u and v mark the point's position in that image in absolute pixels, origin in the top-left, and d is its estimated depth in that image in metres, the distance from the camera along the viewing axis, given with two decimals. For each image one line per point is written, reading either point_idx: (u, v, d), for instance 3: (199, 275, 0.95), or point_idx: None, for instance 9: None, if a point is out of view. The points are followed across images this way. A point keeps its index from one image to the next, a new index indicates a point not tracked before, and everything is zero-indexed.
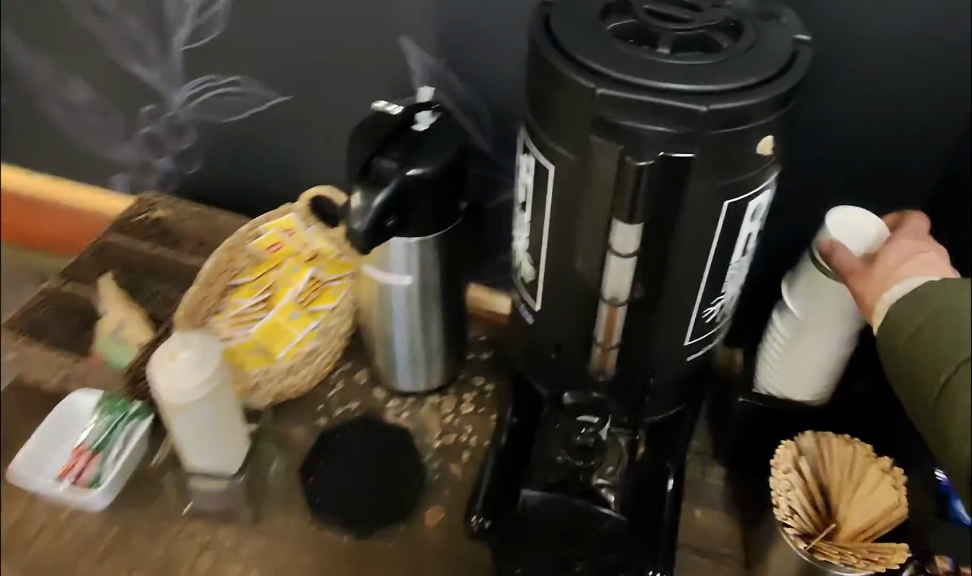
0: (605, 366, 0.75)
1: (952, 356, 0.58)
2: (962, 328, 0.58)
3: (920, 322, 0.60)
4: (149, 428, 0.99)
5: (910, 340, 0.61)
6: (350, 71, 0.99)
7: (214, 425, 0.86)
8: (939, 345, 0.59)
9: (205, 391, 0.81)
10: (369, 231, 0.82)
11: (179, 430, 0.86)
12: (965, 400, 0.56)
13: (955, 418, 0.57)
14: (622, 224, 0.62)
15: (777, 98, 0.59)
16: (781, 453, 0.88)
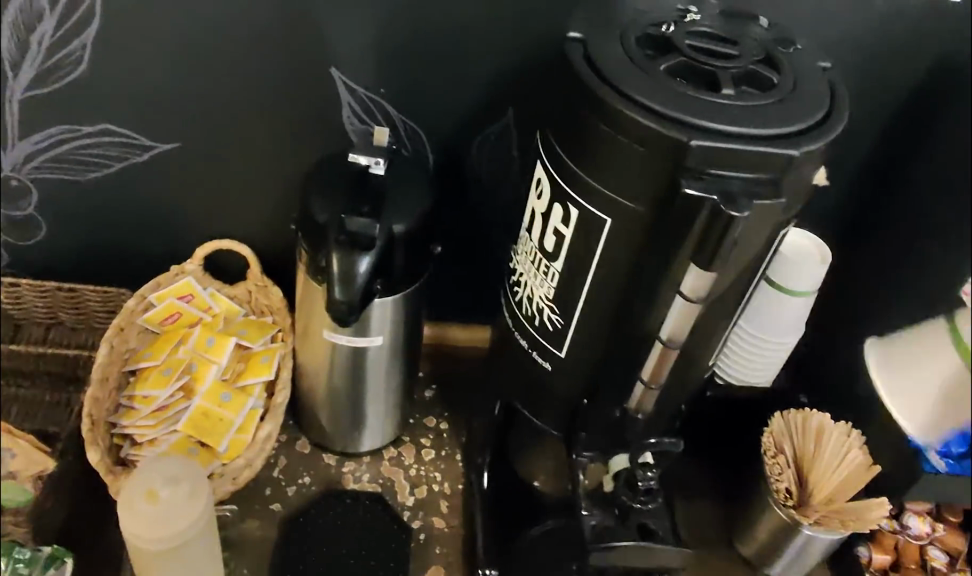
0: (645, 403, 0.73)
1: None
2: None
3: None
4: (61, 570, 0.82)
5: None
6: (258, 109, 0.85)
7: (196, 563, 0.69)
8: None
9: (193, 531, 0.65)
10: (362, 297, 0.73)
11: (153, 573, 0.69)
12: None
13: None
14: (696, 269, 0.61)
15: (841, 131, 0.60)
16: (763, 442, 0.93)
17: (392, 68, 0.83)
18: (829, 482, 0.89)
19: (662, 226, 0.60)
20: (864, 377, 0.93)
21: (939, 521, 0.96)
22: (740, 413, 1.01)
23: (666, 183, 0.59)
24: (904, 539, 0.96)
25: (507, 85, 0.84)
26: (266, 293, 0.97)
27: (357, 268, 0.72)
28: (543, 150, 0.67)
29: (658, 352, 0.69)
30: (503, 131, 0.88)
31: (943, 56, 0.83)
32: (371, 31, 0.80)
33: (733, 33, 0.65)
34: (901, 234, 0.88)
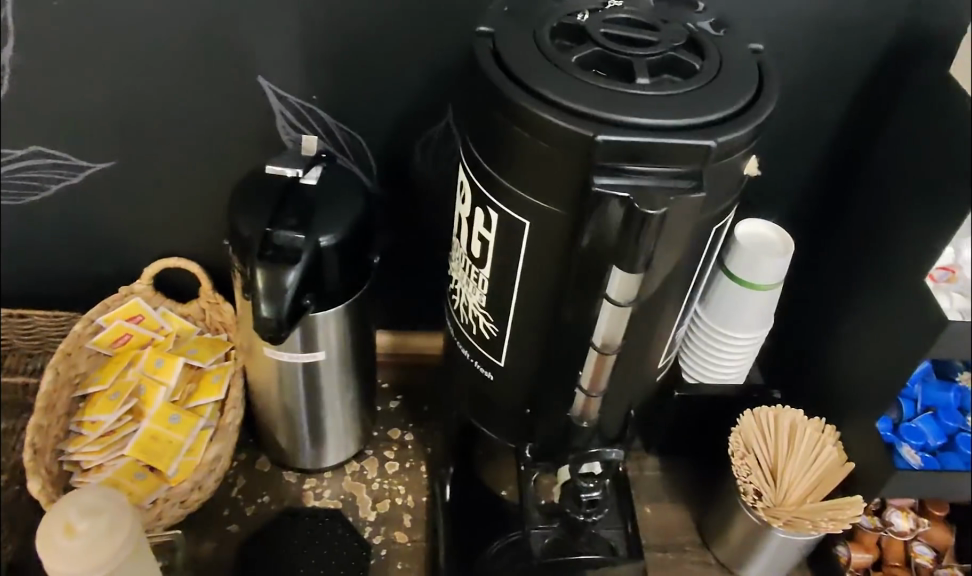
0: (589, 412, 0.70)
1: None
2: None
3: None
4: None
5: None
6: (191, 122, 0.83)
7: None
8: None
9: (112, 567, 0.64)
10: (289, 314, 0.70)
11: None
12: None
13: None
14: (620, 272, 0.57)
15: (768, 117, 0.56)
16: (731, 442, 0.89)
17: (320, 73, 0.80)
18: (802, 481, 0.87)
19: (580, 227, 0.57)
20: (836, 370, 0.89)
21: (923, 517, 0.93)
22: (711, 412, 0.97)
23: (579, 183, 0.55)
24: (887, 536, 0.92)
25: (442, 85, 0.81)
26: (218, 310, 0.96)
27: (284, 282, 0.69)
28: (464, 152, 0.64)
29: (596, 359, 0.65)
30: (445, 132, 0.85)
31: (909, 29, 0.78)
32: (296, 37, 0.77)
33: (649, 18, 0.60)
34: (865, 220, 0.84)
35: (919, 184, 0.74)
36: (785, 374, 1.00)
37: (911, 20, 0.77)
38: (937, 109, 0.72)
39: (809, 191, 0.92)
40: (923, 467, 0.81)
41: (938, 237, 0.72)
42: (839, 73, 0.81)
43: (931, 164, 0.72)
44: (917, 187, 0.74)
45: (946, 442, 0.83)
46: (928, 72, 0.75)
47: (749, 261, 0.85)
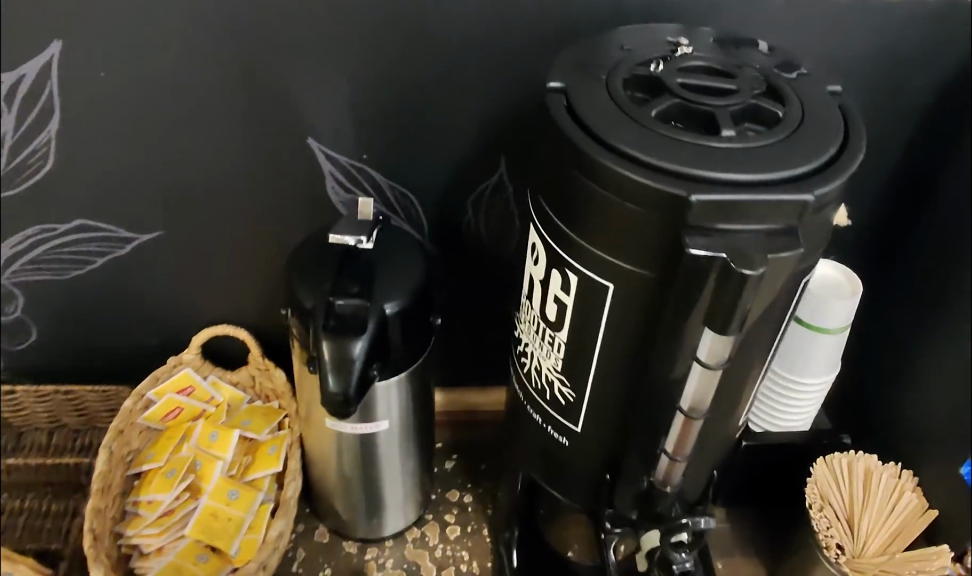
0: (671, 476, 0.67)
1: None
2: None
3: None
4: None
5: None
6: (242, 192, 0.82)
7: None
8: None
9: None
10: (356, 387, 0.68)
11: None
12: None
13: None
14: (711, 332, 0.55)
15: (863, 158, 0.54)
16: (807, 493, 0.85)
17: (370, 134, 0.79)
18: (882, 530, 0.84)
19: (669, 289, 0.55)
20: (914, 413, 0.86)
21: None
22: (782, 461, 0.94)
23: (669, 246, 0.53)
24: None
25: (495, 141, 0.80)
26: (270, 377, 0.94)
27: (351, 354, 0.67)
28: (536, 212, 0.62)
29: (680, 422, 0.63)
30: (497, 187, 0.84)
31: None
32: (350, 102, 0.76)
33: (726, 66, 0.58)
34: (940, 256, 0.82)
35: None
36: (853, 416, 0.97)
37: None
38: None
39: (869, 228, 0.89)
40: None
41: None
42: (899, 108, 0.79)
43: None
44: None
45: None
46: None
47: (815, 309, 0.83)
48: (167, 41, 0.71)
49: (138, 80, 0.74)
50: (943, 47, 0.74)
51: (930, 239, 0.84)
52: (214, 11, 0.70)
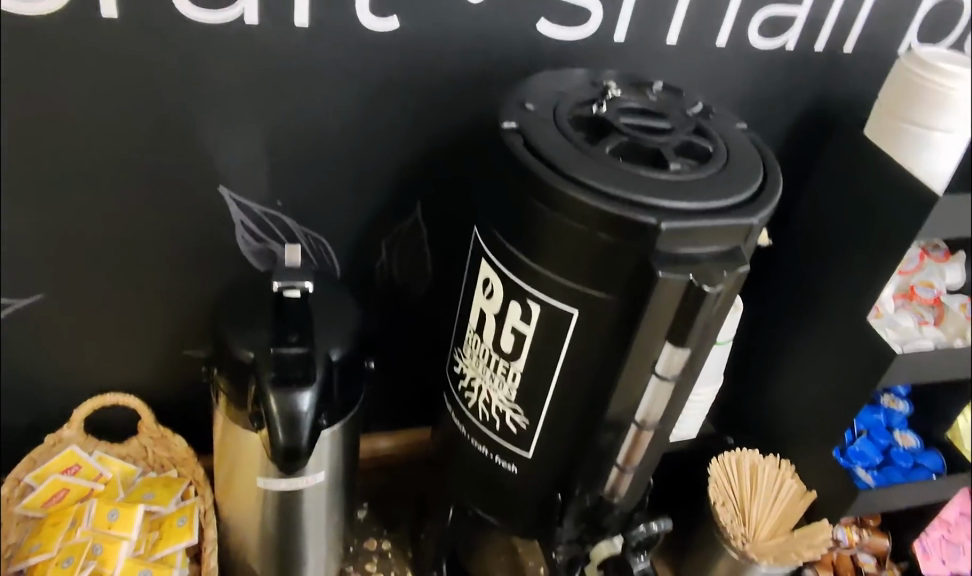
0: (619, 488, 0.71)
1: None
2: None
3: None
4: None
5: None
6: (144, 244, 0.77)
7: None
8: None
9: None
10: (309, 437, 0.65)
11: None
12: None
13: None
14: (671, 346, 0.60)
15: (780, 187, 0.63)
16: (709, 494, 0.94)
17: (291, 178, 0.77)
18: (770, 517, 0.94)
19: (631, 311, 0.59)
20: (787, 407, 0.98)
21: (863, 528, 1.02)
22: (681, 466, 1.03)
23: (633, 272, 0.58)
24: (838, 552, 1.00)
25: (416, 182, 0.81)
26: (167, 444, 0.87)
27: (301, 406, 0.64)
28: (488, 246, 0.65)
29: (631, 435, 0.67)
30: (413, 229, 0.85)
31: (814, 102, 0.90)
32: (272, 149, 0.74)
33: (657, 107, 0.67)
34: (804, 271, 0.95)
35: (860, 238, 0.86)
36: (730, 418, 1.07)
37: (819, 94, 0.89)
38: (868, 171, 0.85)
39: None
40: (875, 484, 0.91)
41: (883, 275, 0.83)
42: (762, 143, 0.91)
43: (879, 213, 0.83)
44: (857, 237, 0.86)
45: (882, 458, 0.96)
46: (845, 139, 0.88)
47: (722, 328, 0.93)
48: (72, 89, 0.65)
49: (34, 129, 0.67)
50: (798, 88, 0.88)
51: (790, 255, 0.97)
52: (132, 58, 0.65)
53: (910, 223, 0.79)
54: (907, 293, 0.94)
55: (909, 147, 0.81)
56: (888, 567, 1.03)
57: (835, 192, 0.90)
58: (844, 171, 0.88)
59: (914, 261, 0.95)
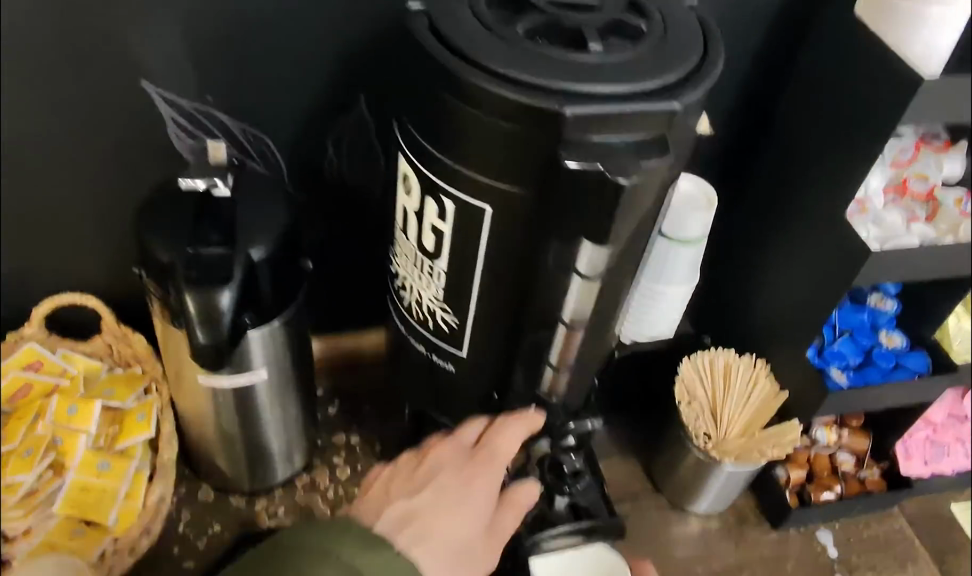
0: (557, 387, 0.70)
1: None
2: None
3: None
4: None
5: None
6: (76, 142, 0.74)
7: None
8: None
9: None
10: (229, 336, 0.65)
11: None
12: None
13: None
14: (590, 245, 0.57)
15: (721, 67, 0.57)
16: (676, 391, 0.91)
17: (222, 71, 0.73)
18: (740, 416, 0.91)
19: (544, 206, 0.55)
20: (763, 309, 0.94)
21: (843, 428, 0.99)
22: (643, 362, 1.00)
23: (544, 164, 0.54)
24: (815, 452, 0.98)
25: (358, 73, 0.77)
26: (127, 343, 0.87)
27: (219, 307, 0.64)
28: (403, 139, 0.61)
29: (562, 334, 0.65)
30: (359, 124, 0.80)
31: None
32: (197, 40, 0.71)
33: None
34: (786, 164, 0.88)
35: (841, 126, 0.78)
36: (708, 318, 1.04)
37: None
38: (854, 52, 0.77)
39: (721, 140, 0.95)
40: (848, 386, 0.88)
41: (864, 167, 0.77)
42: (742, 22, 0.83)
43: (861, 100, 0.76)
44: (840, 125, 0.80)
45: (861, 360, 0.92)
46: (833, 16, 0.80)
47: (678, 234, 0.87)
48: None
49: None
50: None
51: (773, 147, 0.90)
52: None
53: (891, 109, 0.72)
54: (898, 185, 0.87)
55: (900, 23, 0.72)
56: (868, 467, 1.00)
57: (819, 76, 0.82)
58: (830, 53, 0.81)
59: (906, 143, 0.86)
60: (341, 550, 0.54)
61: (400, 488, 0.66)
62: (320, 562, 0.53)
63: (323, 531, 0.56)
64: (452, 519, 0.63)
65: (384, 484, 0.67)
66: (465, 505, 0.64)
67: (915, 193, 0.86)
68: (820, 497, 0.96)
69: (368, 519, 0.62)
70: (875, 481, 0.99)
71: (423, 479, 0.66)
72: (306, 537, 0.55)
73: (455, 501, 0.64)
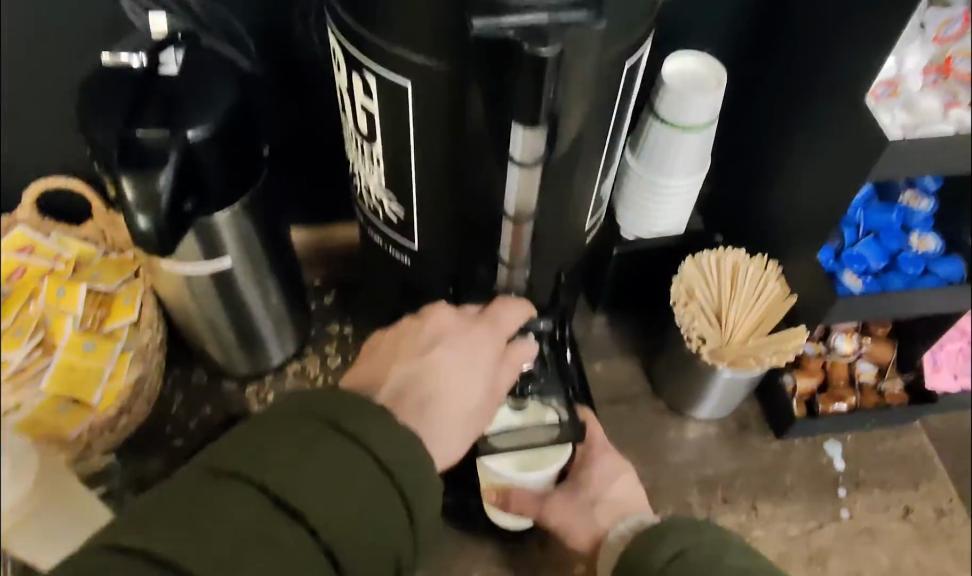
0: (514, 283, 0.65)
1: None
2: None
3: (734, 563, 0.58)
4: None
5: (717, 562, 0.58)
6: (31, 20, 0.72)
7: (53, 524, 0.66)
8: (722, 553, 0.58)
9: None
10: (169, 219, 0.64)
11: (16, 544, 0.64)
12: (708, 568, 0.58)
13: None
14: (523, 129, 0.51)
15: None
16: (673, 291, 0.85)
17: None
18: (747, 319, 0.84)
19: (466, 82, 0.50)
20: (775, 205, 0.85)
21: (866, 336, 0.91)
22: (643, 266, 0.93)
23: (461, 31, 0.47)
24: (832, 360, 0.90)
25: None
26: (117, 227, 0.88)
27: (157, 188, 0.62)
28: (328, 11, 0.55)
29: (510, 228, 0.60)
30: None
31: None
32: None
33: None
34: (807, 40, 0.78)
35: None
36: (723, 215, 0.96)
37: None
38: None
39: (742, 14, 0.84)
40: (864, 292, 0.80)
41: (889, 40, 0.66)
42: None
43: None
44: None
45: (885, 264, 0.82)
46: None
47: (677, 118, 0.79)
48: None
49: None
50: None
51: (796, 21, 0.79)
52: None
53: None
54: (942, 61, 0.75)
55: None
56: (890, 379, 0.92)
57: None
58: None
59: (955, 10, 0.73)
60: (349, 424, 0.49)
61: (405, 344, 0.60)
62: (328, 437, 0.48)
63: (328, 397, 0.50)
64: (455, 388, 0.58)
65: (393, 337, 0.61)
66: (470, 369, 0.59)
67: (960, 73, 0.75)
68: (831, 409, 0.89)
69: (370, 385, 0.58)
70: (897, 394, 0.91)
71: (432, 337, 0.60)
72: (313, 407, 0.50)
73: (459, 363, 0.59)
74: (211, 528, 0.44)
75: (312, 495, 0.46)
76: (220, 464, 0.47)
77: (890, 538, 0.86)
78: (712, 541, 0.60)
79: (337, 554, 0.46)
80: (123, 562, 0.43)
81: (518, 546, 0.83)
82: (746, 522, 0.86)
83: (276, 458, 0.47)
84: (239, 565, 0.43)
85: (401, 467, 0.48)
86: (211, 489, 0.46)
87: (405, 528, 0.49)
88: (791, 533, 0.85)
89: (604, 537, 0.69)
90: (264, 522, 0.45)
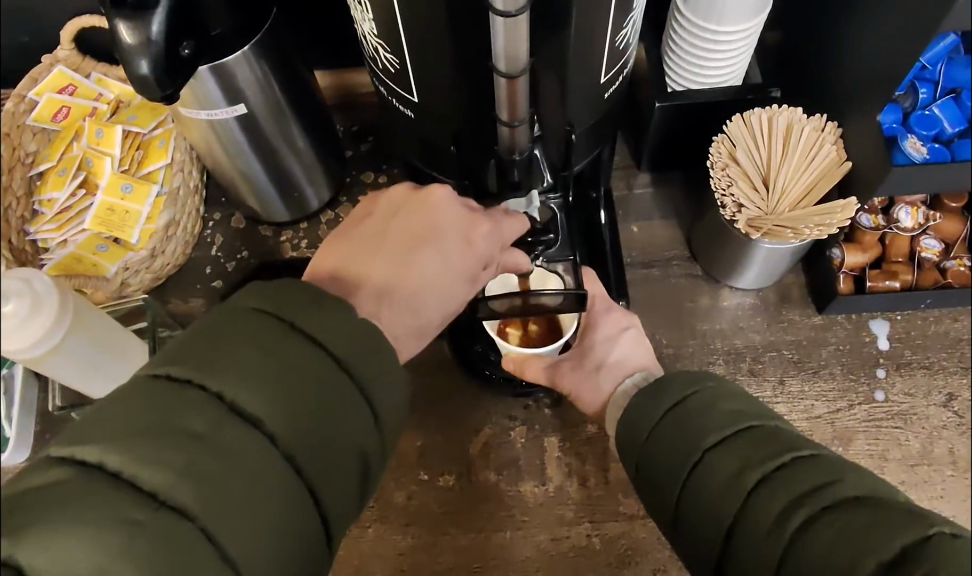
0: (517, 142, 0.61)
1: (705, 433, 0.53)
2: (746, 443, 0.51)
3: (727, 412, 0.54)
4: (23, 369, 0.82)
5: (715, 412, 0.54)
6: None
7: (94, 354, 0.71)
8: (724, 405, 0.55)
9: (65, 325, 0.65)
10: (166, 67, 0.62)
11: (59, 374, 0.70)
12: (705, 418, 0.54)
13: (702, 426, 0.53)
14: None
15: None
16: (713, 152, 0.77)
17: None
18: (797, 186, 0.75)
19: None
20: (842, 59, 0.75)
21: (935, 211, 0.83)
22: (690, 121, 0.84)
23: None
24: (892, 234, 0.82)
25: None
26: None
27: (151, 33, 0.60)
28: None
29: (506, 85, 0.55)
30: None
31: None
32: None
33: None
34: None
35: None
36: (785, 67, 0.86)
37: None
38: None
39: None
40: (926, 160, 0.72)
41: None
42: None
43: None
44: None
45: (962, 128, 0.74)
46: None
47: None
48: None
49: None
50: None
51: None
52: None
53: None
54: None
55: None
56: (956, 256, 0.84)
57: None
58: None
59: None
60: (307, 322, 0.42)
61: (391, 233, 0.53)
62: (286, 335, 0.41)
63: (279, 288, 0.44)
64: (443, 284, 0.53)
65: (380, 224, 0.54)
66: (457, 269, 0.53)
67: None
68: (880, 285, 0.83)
69: (343, 279, 0.51)
70: (960, 274, 0.84)
71: (424, 229, 0.53)
72: (264, 298, 0.43)
73: (448, 264, 0.53)
74: (160, 435, 0.37)
75: (274, 405, 0.39)
76: (169, 365, 0.39)
77: (925, 424, 0.82)
78: (701, 392, 0.57)
79: (301, 467, 0.40)
80: (61, 478, 0.35)
81: (531, 403, 0.84)
82: (770, 396, 0.83)
83: (229, 359, 0.40)
84: (197, 481, 0.36)
85: (365, 366, 0.43)
86: (157, 394, 0.38)
87: (370, 433, 0.44)
88: (817, 411, 0.82)
89: (608, 400, 0.69)
90: (223, 431, 0.38)
